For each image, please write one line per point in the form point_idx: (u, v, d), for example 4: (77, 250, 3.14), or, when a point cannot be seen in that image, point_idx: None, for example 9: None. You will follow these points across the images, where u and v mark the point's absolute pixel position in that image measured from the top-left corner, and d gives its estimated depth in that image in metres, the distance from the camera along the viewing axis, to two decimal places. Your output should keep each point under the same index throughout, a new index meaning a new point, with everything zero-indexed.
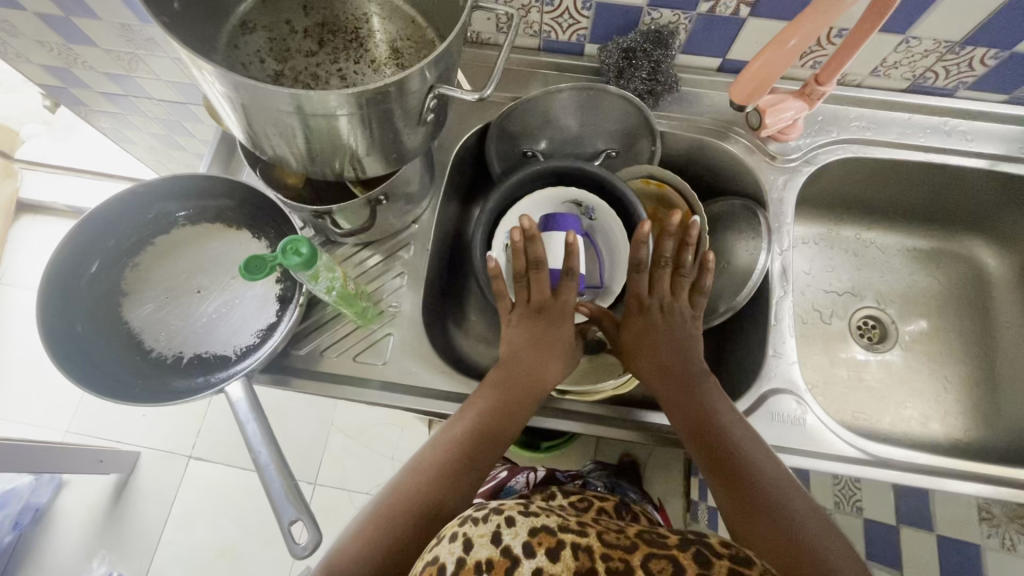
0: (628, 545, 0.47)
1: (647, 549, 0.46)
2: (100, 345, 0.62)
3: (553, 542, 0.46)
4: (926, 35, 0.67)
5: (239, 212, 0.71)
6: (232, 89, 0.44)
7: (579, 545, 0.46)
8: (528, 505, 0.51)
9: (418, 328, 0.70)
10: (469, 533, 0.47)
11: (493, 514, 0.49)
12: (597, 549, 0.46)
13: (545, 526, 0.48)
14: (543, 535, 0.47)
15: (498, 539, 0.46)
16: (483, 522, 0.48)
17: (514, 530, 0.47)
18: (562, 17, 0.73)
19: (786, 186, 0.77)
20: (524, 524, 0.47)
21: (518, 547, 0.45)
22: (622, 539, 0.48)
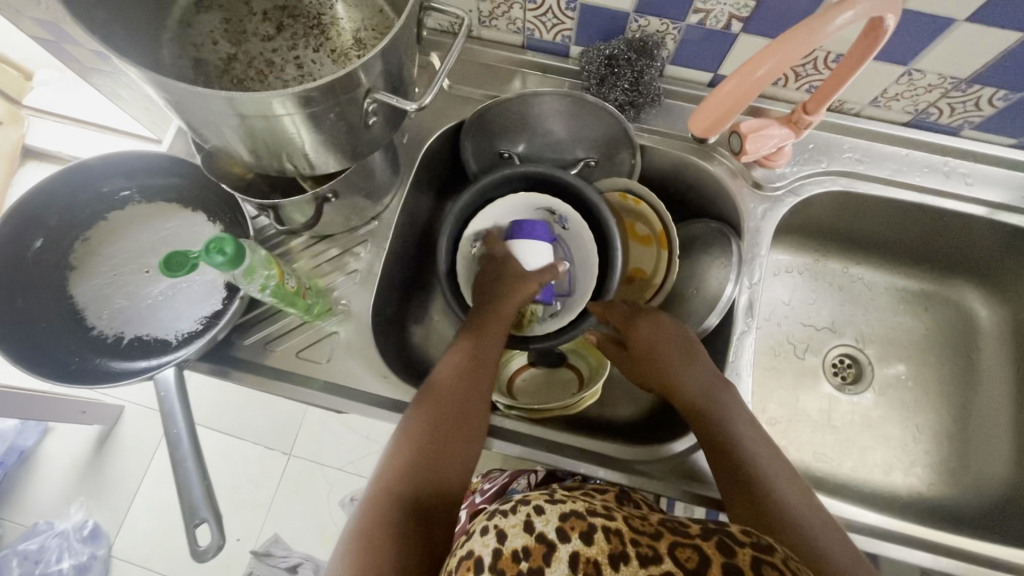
0: (652, 532, 0.44)
1: (672, 537, 0.43)
2: (40, 320, 0.61)
3: (584, 527, 0.43)
4: (930, 69, 0.62)
5: (196, 193, 0.69)
6: (161, 88, 0.41)
7: (609, 528, 0.43)
8: (552, 492, 0.47)
9: (366, 329, 0.68)
10: (500, 524, 0.44)
11: (520, 504, 0.45)
12: (626, 534, 0.43)
13: (574, 510, 0.45)
14: (573, 519, 0.43)
15: (530, 527, 0.43)
16: (512, 513, 0.44)
17: (545, 517, 0.43)
18: (545, 16, 0.69)
19: (765, 215, 0.73)
20: (553, 509, 0.44)
21: (552, 532, 0.42)
22: (645, 525, 0.45)
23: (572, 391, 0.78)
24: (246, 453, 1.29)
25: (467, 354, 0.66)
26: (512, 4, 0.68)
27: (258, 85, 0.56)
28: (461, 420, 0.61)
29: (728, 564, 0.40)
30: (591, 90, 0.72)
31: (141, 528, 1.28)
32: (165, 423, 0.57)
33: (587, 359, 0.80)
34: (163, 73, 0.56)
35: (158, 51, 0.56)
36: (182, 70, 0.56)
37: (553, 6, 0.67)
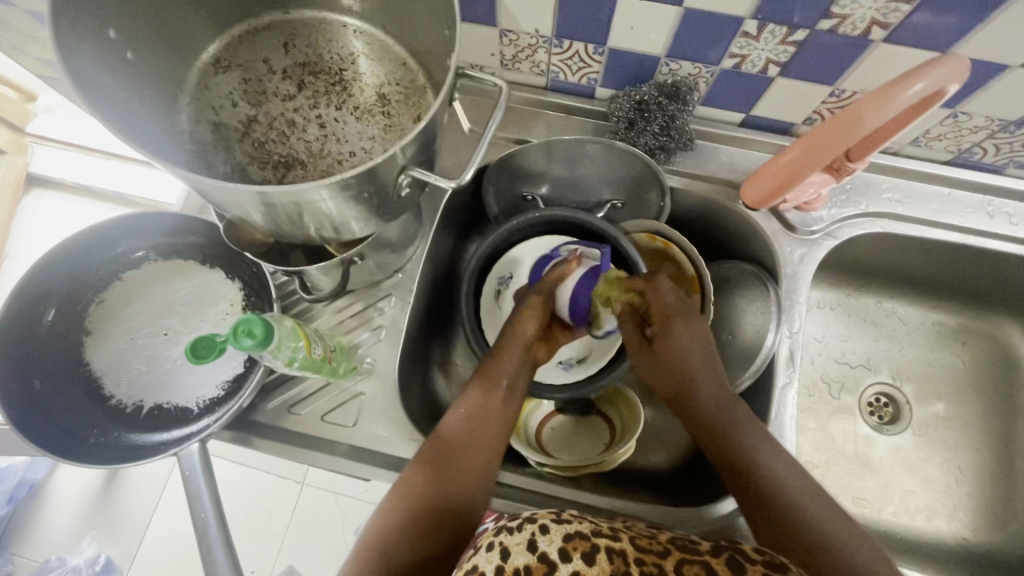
0: (660, 551, 0.45)
1: (681, 555, 0.45)
2: (56, 394, 0.59)
3: (587, 547, 0.45)
4: (978, 111, 0.60)
5: (214, 249, 0.67)
6: (186, 179, 0.39)
7: (613, 550, 0.45)
8: (560, 512, 0.50)
9: (392, 389, 0.66)
10: (504, 542, 0.46)
11: (527, 523, 0.48)
12: (631, 554, 0.45)
13: (579, 531, 0.47)
14: (576, 539, 0.45)
15: (534, 547, 0.45)
16: (518, 531, 0.47)
17: (549, 536, 0.46)
18: (572, 59, 0.67)
19: (802, 260, 0.70)
20: (558, 530, 0.46)
21: (554, 553, 0.44)
22: (655, 544, 0.47)
23: (605, 441, 0.74)
24: (260, 485, 1.19)
25: (474, 406, 0.61)
26: (537, 48, 0.66)
27: (279, 148, 0.54)
28: (458, 462, 0.58)
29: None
30: (619, 133, 0.70)
31: (156, 561, 1.16)
32: (193, 506, 0.56)
33: (620, 410, 0.76)
34: (181, 138, 0.53)
35: (175, 115, 0.53)
36: (200, 134, 0.54)
37: (580, 51, 0.65)
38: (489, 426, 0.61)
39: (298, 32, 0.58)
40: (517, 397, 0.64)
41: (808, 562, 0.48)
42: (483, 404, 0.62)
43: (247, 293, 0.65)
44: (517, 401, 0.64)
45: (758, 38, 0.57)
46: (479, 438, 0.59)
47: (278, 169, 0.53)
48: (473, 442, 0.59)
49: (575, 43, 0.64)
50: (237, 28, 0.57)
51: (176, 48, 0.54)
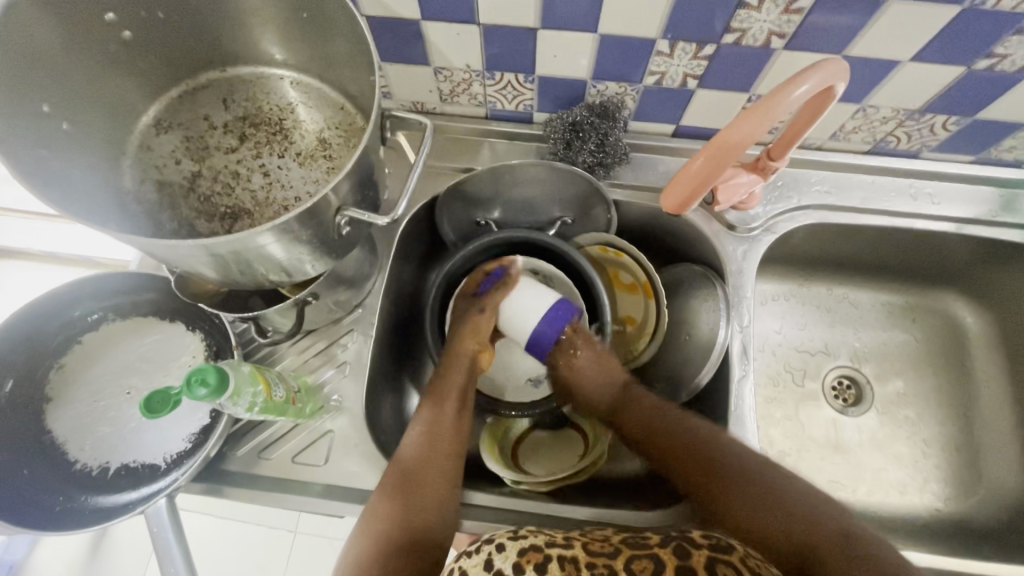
0: (611, 551, 0.49)
1: (630, 552, 0.48)
2: (20, 466, 0.58)
3: (540, 558, 0.48)
4: (883, 104, 0.64)
5: (173, 304, 0.67)
6: (130, 241, 0.41)
7: (565, 558, 0.48)
8: (516, 529, 0.53)
9: (360, 423, 0.67)
10: (464, 566, 0.50)
11: (485, 544, 0.51)
12: (583, 559, 0.48)
13: (533, 545, 0.50)
14: (530, 553, 0.49)
15: (490, 566, 0.49)
16: (476, 554, 0.50)
17: (504, 554, 0.49)
18: (505, 89, 0.70)
19: (745, 256, 0.73)
20: (513, 546, 0.50)
21: (508, 567, 0.48)
22: (605, 546, 0.50)
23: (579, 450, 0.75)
24: (246, 537, 1.17)
25: (430, 425, 0.64)
26: (471, 81, 0.69)
27: (226, 200, 0.56)
28: (422, 480, 0.59)
29: (682, 567, 0.45)
30: (559, 154, 0.73)
31: None
32: (164, 564, 0.56)
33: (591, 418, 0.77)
34: (127, 200, 0.55)
35: (120, 179, 0.55)
36: (146, 195, 0.56)
37: (512, 80, 0.68)
38: (444, 439, 0.63)
39: (237, 89, 0.61)
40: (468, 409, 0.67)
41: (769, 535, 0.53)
42: (435, 420, 0.64)
43: (208, 343, 0.66)
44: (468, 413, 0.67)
45: (672, 55, 0.61)
46: (437, 454, 0.62)
47: (225, 220, 0.55)
48: (433, 457, 0.61)
49: (505, 74, 0.67)
50: (176, 88, 0.59)
51: (117, 115, 0.56)
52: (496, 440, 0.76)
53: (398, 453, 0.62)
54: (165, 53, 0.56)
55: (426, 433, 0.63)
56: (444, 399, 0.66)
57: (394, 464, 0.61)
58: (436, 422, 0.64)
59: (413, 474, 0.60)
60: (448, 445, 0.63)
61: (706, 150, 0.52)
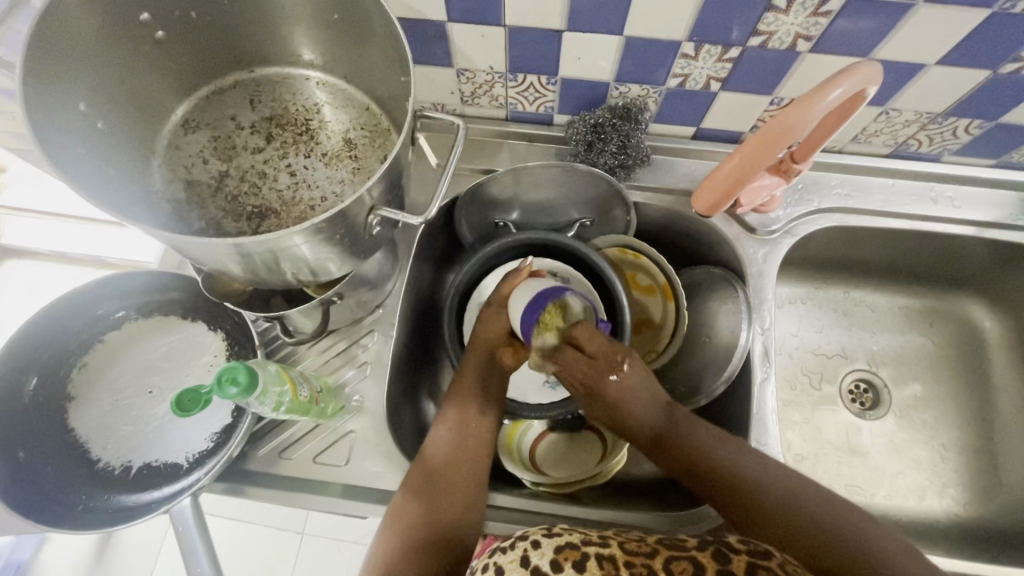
0: (649, 551, 0.49)
1: (668, 552, 0.48)
2: (44, 464, 0.58)
3: (577, 557, 0.48)
4: (906, 107, 0.65)
5: (195, 303, 0.67)
6: (166, 239, 0.41)
7: (603, 556, 0.48)
8: (552, 528, 0.53)
9: (381, 424, 0.67)
10: (500, 562, 0.50)
11: (521, 542, 0.51)
12: (621, 558, 0.48)
13: (570, 543, 0.50)
14: (567, 550, 0.48)
15: (527, 562, 0.48)
16: (511, 551, 0.50)
17: (541, 551, 0.49)
18: (527, 91, 0.70)
19: (766, 259, 0.73)
20: (550, 544, 0.50)
21: (545, 564, 0.48)
22: (643, 546, 0.50)
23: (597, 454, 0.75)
24: (256, 539, 1.17)
25: (454, 426, 0.64)
26: (494, 83, 0.69)
27: (253, 200, 0.56)
28: (446, 481, 0.59)
29: (721, 570, 0.45)
30: (580, 155, 0.73)
31: None
32: (189, 563, 0.56)
33: None
34: (155, 199, 0.55)
35: (148, 177, 0.55)
36: (174, 193, 0.56)
37: (534, 82, 0.68)
38: (469, 441, 0.63)
39: (263, 89, 0.61)
40: (493, 408, 0.66)
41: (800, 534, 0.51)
42: (458, 421, 0.64)
43: (230, 342, 0.66)
44: (492, 411, 0.66)
45: (697, 57, 0.61)
46: (460, 456, 0.62)
47: (253, 220, 0.55)
48: (456, 458, 0.61)
49: (528, 76, 0.67)
50: (203, 89, 0.60)
51: (146, 114, 0.56)
52: (514, 443, 0.75)
53: (421, 454, 0.62)
54: (194, 53, 0.56)
55: (450, 434, 0.63)
56: (467, 400, 0.66)
57: (419, 464, 0.61)
58: (459, 423, 0.64)
59: (438, 475, 0.60)
60: (473, 447, 0.63)
61: (739, 151, 0.55)
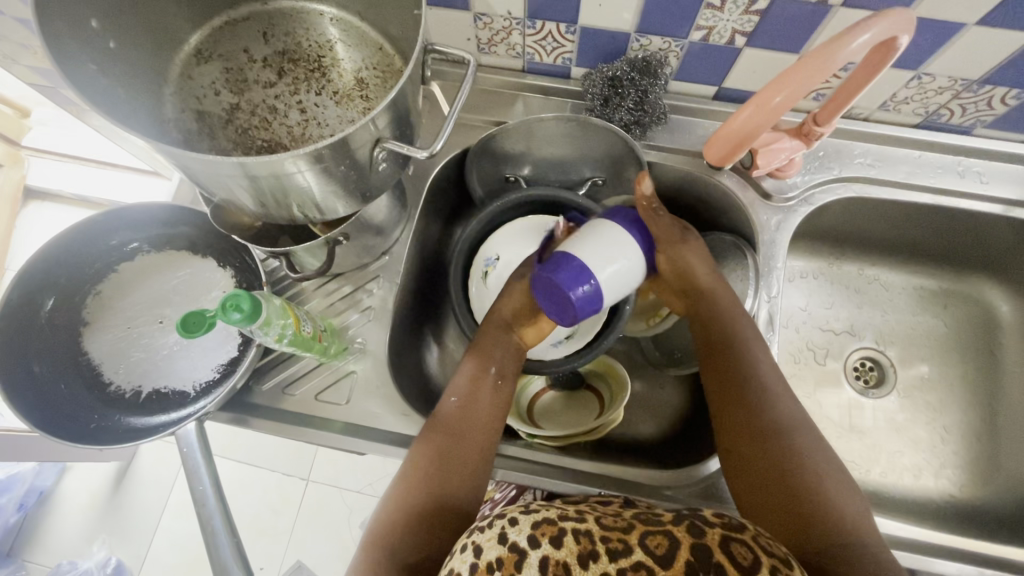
0: (625, 525, 0.44)
1: (644, 526, 0.44)
2: (58, 381, 0.60)
3: (555, 532, 0.43)
4: (941, 72, 0.62)
5: (205, 239, 0.69)
6: (172, 158, 0.41)
7: (579, 530, 0.43)
8: (528, 503, 0.47)
9: (382, 367, 0.68)
10: (477, 541, 0.45)
11: (497, 518, 0.46)
12: (598, 532, 0.43)
13: (547, 517, 0.45)
14: (544, 525, 0.44)
15: (504, 540, 0.43)
16: (489, 527, 0.46)
17: (519, 527, 0.44)
18: (545, 40, 0.68)
19: (779, 226, 0.72)
20: (526, 519, 0.45)
21: (523, 541, 0.43)
22: (619, 520, 0.45)
23: (595, 412, 0.76)
24: (264, 481, 1.22)
25: (472, 382, 0.62)
26: (511, 30, 0.68)
27: (262, 133, 0.56)
28: (458, 443, 0.58)
29: (696, 545, 0.41)
30: (595, 111, 0.71)
31: (166, 561, 1.22)
32: (191, 482, 0.58)
33: (610, 383, 0.77)
34: (166, 126, 0.55)
35: (160, 106, 0.56)
36: (185, 123, 0.56)
37: (552, 31, 0.66)
38: (485, 405, 0.61)
39: (276, 23, 0.61)
40: (508, 379, 0.64)
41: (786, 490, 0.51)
42: (475, 385, 0.62)
43: (238, 279, 0.67)
44: (511, 375, 0.64)
45: (722, 8, 0.59)
46: (472, 424, 0.59)
47: (261, 152, 0.54)
48: (471, 419, 0.60)
49: (547, 24, 0.66)
50: (217, 20, 0.60)
51: (159, 41, 0.56)
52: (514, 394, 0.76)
53: (435, 414, 0.61)
54: None
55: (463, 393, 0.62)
56: (483, 363, 0.63)
57: (432, 422, 0.60)
58: (475, 384, 0.62)
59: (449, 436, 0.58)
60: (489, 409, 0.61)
61: (752, 100, 0.51)
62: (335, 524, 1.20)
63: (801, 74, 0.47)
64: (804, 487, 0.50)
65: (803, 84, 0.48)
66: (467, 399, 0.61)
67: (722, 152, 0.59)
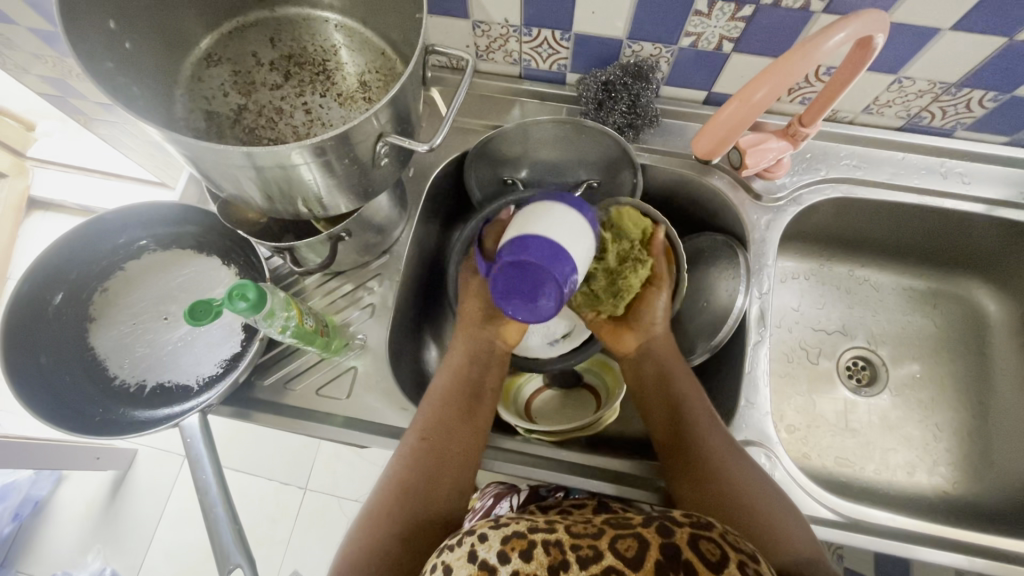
0: (594, 532, 0.45)
1: (613, 531, 0.45)
2: (63, 374, 0.62)
3: (525, 545, 0.44)
4: (920, 76, 0.64)
5: (208, 237, 0.70)
6: (184, 148, 0.43)
7: (549, 541, 0.44)
8: (497, 518, 0.48)
9: (383, 363, 0.69)
10: (448, 561, 0.46)
11: (467, 536, 0.47)
12: (567, 541, 0.44)
13: (516, 531, 0.45)
14: (513, 540, 0.44)
15: (474, 557, 0.44)
16: (458, 547, 0.46)
17: (488, 543, 0.45)
18: (541, 47, 0.71)
19: (769, 225, 0.74)
20: (496, 535, 0.45)
21: (493, 558, 0.43)
22: (588, 527, 0.46)
23: (590, 409, 0.77)
24: (262, 489, 1.22)
25: (459, 379, 0.64)
26: (508, 38, 0.71)
27: (268, 132, 0.58)
28: (444, 442, 0.59)
29: (665, 544, 0.42)
30: (590, 115, 0.74)
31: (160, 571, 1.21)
32: (194, 471, 0.59)
33: (606, 381, 0.78)
34: (176, 126, 0.57)
35: (171, 106, 0.58)
36: (194, 123, 0.58)
37: (548, 38, 0.69)
38: (469, 401, 0.63)
39: (283, 29, 0.64)
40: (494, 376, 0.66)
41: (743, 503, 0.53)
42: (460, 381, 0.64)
43: (241, 276, 0.69)
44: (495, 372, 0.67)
45: (709, 15, 0.61)
46: (457, 423, 0.61)
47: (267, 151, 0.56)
48: (454, 417, 0.61)
49: (543, 31, 0.68)
50: (227, 25, 0.63)
51: (172, 45, 0.59)
52: (511, 392, 0.76)
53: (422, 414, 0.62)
54: None
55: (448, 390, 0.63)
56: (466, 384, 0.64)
57: (418, 422, 0.61)
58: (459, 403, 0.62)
59: (433, 435, 0.59)
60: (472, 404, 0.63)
61: (735, 96, 0.53)
62: (332, 533, 1.19)
63: (779, 70, 0.50)
64: (756, 501, 0.54)
65: (782, 81, 0.50)
66: (452, 394, 0.63)
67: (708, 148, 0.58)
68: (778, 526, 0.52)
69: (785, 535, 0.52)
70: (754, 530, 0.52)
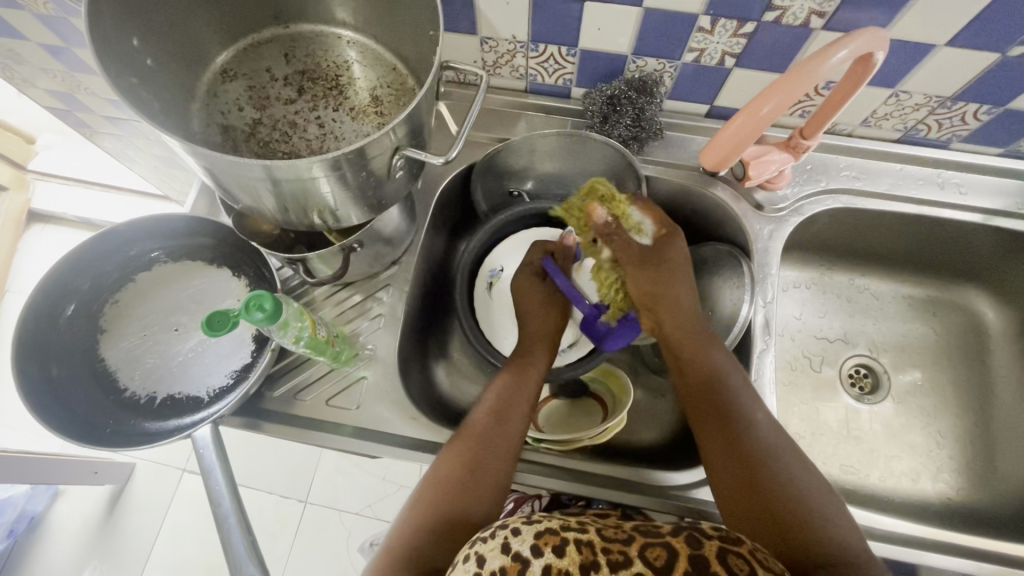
0: (625, 537, 0.46)
1: (644, 538, 0.45)
2: (74, 386, 0.62)
3: (558, 542, 0.45)
4: (917, 90, 0.66)
5: (218, 249, 0.71)
6: (202, 160, 0.44)
7: (581, 541, 0.45)
8: (530, 514, 0.49)
9: (393, 374, 0.70)
10: (481, 551, 0.46)
11: (500, 528, 0.47)
12: (598, 544, 0.45)
13: (549, 528, 0.46)
14: (546, 535, 0.45)
15: (507, 550, 0.44)
16: (492, 538, 0.46)
17: (522, 536, 0.45)
18: (547, 62, 0.73)
19: (772, 235, 0.76)
20: (529, 530, 0.46)
21: (526, 550, 0.44)
22: (619, 531, 0.47)
23: (597, 419, 0.76)
24: (263, 502, 1.21)
25: (507, 391, 0.63)
26: (515, 53, 0.72)
27: (283, 145, 0.59)
28: (485, 447, 0.58)
29: (694, 556, 0.42)
30: (595, 128, 0.75)
31: None
32: (206, 481, 0.59)
33: (611, 390, 0.78)
34: (191, 139, 0.59)
35: (187, 120, 0.59)
36: (210, 137, 0.59)
37: (554, 53, 0.71)
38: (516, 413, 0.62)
39: (297, 45, 0.65)
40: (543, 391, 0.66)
41: (779, 499, 0.52)
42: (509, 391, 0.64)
43: (252, 287, 0.69)
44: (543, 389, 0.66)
45: (712, 32, 0.63)
46: (502, 433, 0.60)
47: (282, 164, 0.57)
48: (500, 426, 0.60)
49: (549, 47, 0.70)
50: (242, 41, 0.64)
51: (189, 61, 0.60)
52: None
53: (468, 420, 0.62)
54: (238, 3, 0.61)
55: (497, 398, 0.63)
56: (515, 392, 0.64)
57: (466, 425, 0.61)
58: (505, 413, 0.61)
59: (476, 440, 0.59)
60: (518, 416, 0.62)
61: (743, 110, 0.54)
62: (333, 546, 1.18)
63: (785, 86, 0.51)
64: (795, 497, 0.52)
65: (788, 94, 0.51)
66: (500, 405, 0.62)
67: (716, 160, 0.60)
68: (818, 526, 0.51)
69: (824, 539, 0.50)
70: (787, 528, 0.51)
